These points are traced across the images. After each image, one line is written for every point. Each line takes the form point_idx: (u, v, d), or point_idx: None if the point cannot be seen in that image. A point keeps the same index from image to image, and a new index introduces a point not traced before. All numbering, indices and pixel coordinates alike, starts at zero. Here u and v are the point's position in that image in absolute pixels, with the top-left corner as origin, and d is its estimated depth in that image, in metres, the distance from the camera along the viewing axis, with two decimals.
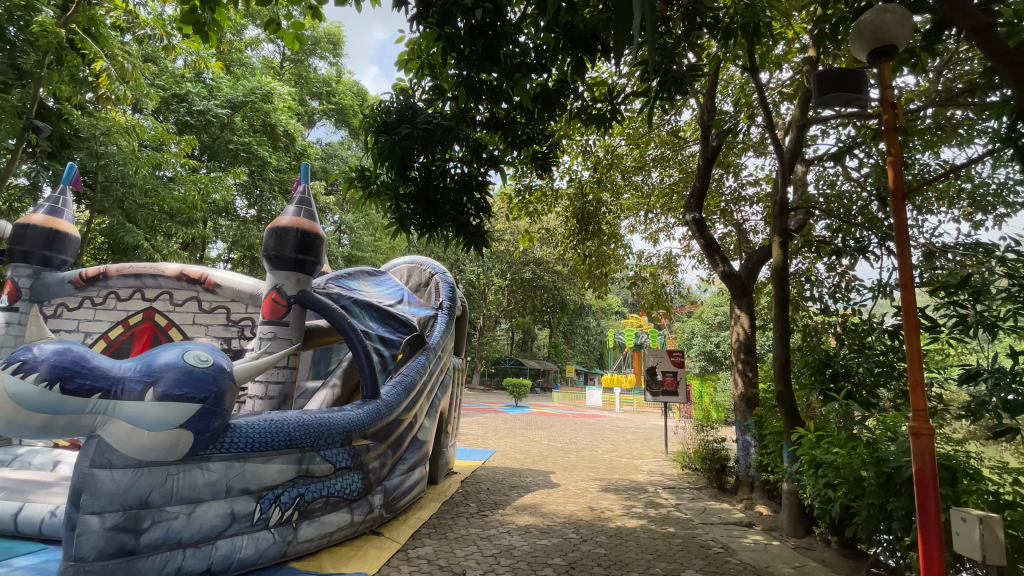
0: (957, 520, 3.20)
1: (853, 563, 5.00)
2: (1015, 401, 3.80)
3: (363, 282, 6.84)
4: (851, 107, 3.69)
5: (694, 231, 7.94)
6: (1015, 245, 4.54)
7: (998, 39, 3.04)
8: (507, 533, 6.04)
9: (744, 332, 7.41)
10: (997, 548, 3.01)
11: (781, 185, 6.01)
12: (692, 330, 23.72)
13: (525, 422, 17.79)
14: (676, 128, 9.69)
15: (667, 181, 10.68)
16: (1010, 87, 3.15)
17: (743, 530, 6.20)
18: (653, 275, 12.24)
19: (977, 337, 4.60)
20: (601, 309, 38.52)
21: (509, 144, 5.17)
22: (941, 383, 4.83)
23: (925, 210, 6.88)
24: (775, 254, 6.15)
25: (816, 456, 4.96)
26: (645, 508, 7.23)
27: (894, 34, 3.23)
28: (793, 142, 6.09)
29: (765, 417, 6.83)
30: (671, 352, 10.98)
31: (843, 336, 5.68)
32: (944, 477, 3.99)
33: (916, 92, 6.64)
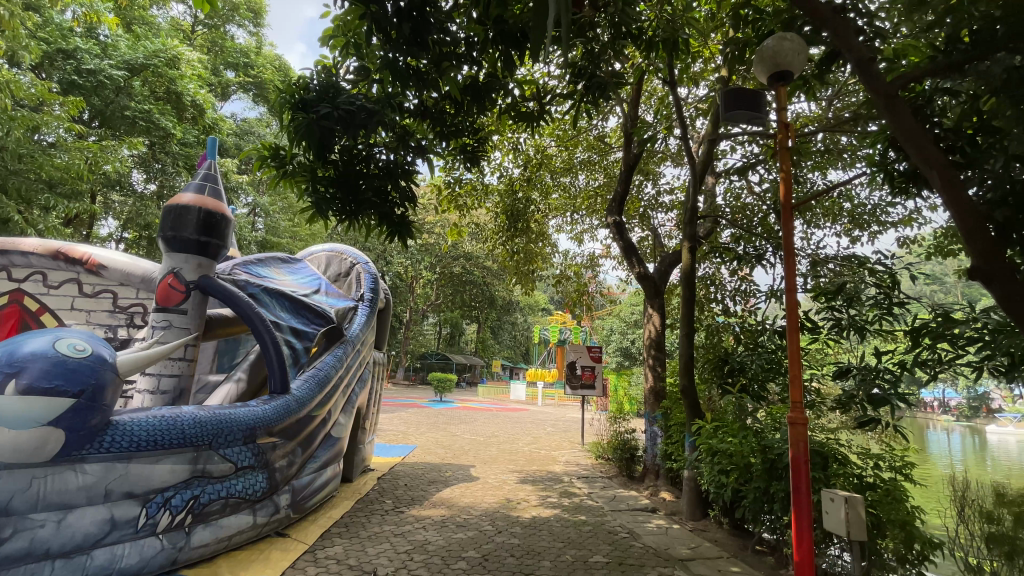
0: (827, 500, 3.60)
1: (740, 542, 5.49)
2: (877, 394, 4.36)
3: (276, 269, 6.43)
4: (751, 125, 4.00)
5: (614, 233, 8.29)
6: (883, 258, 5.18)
7: (876, 74, 3.39)
8: (422, 528, 5.96)
9: (655, 330, 7.86)
10: (860, 525, 3.40)
11: (693, 193, 6.43)
12: (611, 327, 24.82)
13: (448, 416, 17.72)
14: (603, 133, 10.04)
15: (593, 184, 11.03)
16: (885, 118, 3.40)
17: (647, 515, 6.59)
18: (577, 273, 12.62)
19: (849, 339, 5.19)
20: (529, 306, 39.20)
21: (437, 134, 5.04)
22: (819, 379, 5.42)
23: (814, 224, 7.67)
24: (684, 258, 6.57)
25: (713, 445, 5.39)
26: (559, 498, 7.47)
27: (789, 61, 3.55)
28: (704, 154, 6.54)
29: (671, 409, 7.30)
30: (590, 348, 11.39)
31: (740, 336, 6.18)
32: (818, 463, 4.49)
33: (811, 117, 7.37)
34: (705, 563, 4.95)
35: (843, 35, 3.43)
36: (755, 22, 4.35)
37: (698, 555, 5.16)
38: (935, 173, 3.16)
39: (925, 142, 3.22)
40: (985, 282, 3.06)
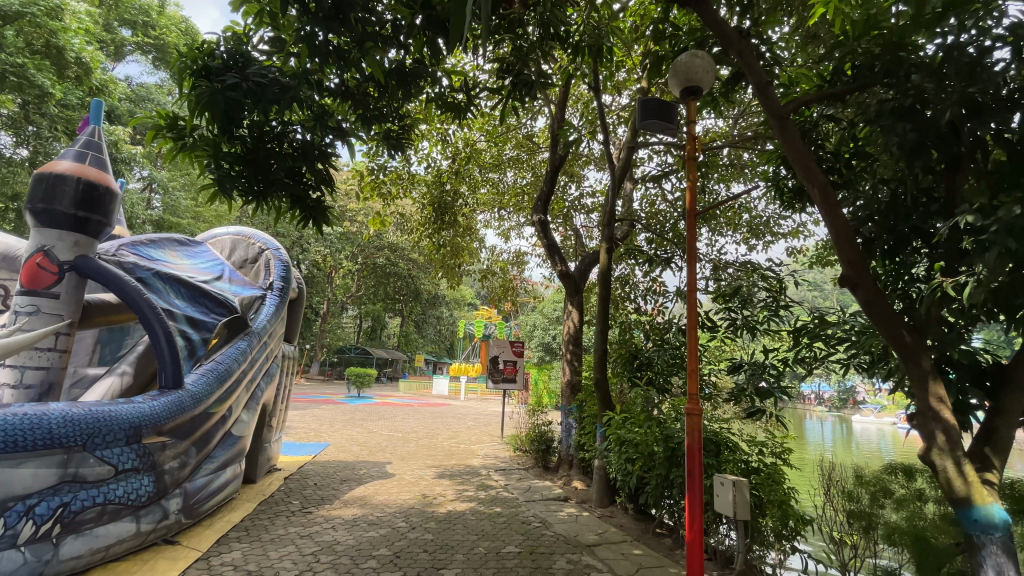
0: (718, 484, 3.93)
1: (642, 526, 5.85)
2: (763, 387, 4.86)
3: (171, 252, 5.86)
4: (664, 135, 4.22)
5: (538, 231, 8.45)
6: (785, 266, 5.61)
7: (773, 97, 3.73)
8: (331, 528, 5.73)
9: (573, 327, 8.15)
10: (744, 506, 3.76)
11: (612, 196, 6.72)
12: (534, 323, 25.43)
13: (366, 412, 17.17)
14: (531, 132, 10.19)
15: (520, 182, 11.15)
16: (778, 138, 3.74)
17: (559, 504, 6.83)
18: (502, 269, 12.74)
19: (742, 337, 5.71)
20: (455, 300, 38.98)
21: (359, 118, 4.81)
22: (716, 374, 5.91)
23: (718, 232, 8.34)
24: (602, 258, 6.86)
25: (621, 435, 5.70)
26: (476, 491, 7.53)
27: (699, 78, 3.79)
28: (624, 160, 6.87)
29: (585, 402, 7.61)
30: (512, 343, 11.52)
31: (649, 333, 6.57)
32: (712, 450, 4.89)
33: (719, 133, 7.98)
34: (609, 548, 5.21)
35: (747, 59, 3.74)
36: (671, 38, 4.62)
37: (604, 540, 5.43)
38: (816, 191, 3.51)
39: (810, 163, 3.57)
40: (852, 289, 3.40)
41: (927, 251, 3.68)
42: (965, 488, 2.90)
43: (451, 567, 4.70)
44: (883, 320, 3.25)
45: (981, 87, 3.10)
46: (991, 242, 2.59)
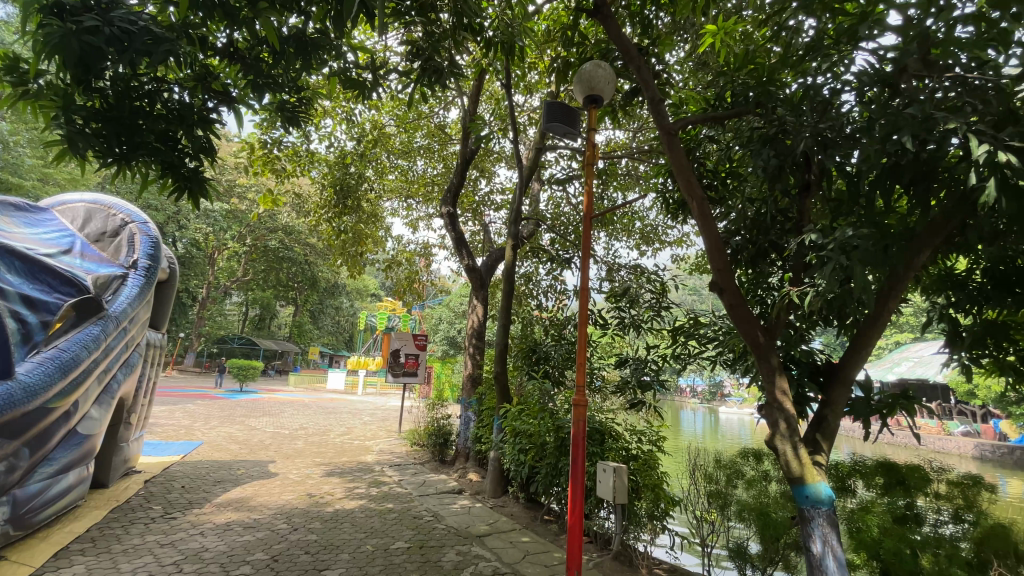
0: (601, 471, 4.20)
1: (531, 513, 6.08)
2: (645, 380, 5.38)
3: (3, 218, 4.92)
4: (565, 140, 4.37)
5: (446, 223, 8.36)
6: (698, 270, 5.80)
7: (664, 114, 4.05)
8: (198, 535, 5.20)
9: (477, 321, 8.22)
10: (622, 490, 4.06)
11: (519, 195, 6.84)
12: (439, 316, 25.17)
13: (250, 408, 15.86)
14: (444, 122, 10.07)
15: (431, 172, 10.95)
16: (666, 152, 4.06)
17: (453, 497, 6.86)
18: (408, 260, 12.44)
19: (630, 334, 6.16)
20: (357, 291, 37.35)
21: (249, 85, 4.27)
22: (605, 368, 6.31)
23: (615, 237, 8.89)
24: (507, 255, 6.97)
25: (516, 427, 5.87)
26: (367, 488, 7.29)
27: (600, 87, 3.99)
28: (531, 160, 7.05)
29: (485, 395, 7.70)
30: (415, 336, 11.29)
31: (549, 328, 6.81)
32: (596, 439, 5.23)
33: (620, 143, 8.48)
34: (499, 537, 5.34)
35: (644, 76, 4.01)
36: (578, 46, 4.79)
37: (494, 530, 5.55)
38: (695, 204, 3.87)
39: (691, 177, 3.92)
40: (719, 293, 3.80)
41: (780, 263, 4.21)
42: (800, 469, 3.33)
43: (334, 567, 4.51)
44: (743, 322, 3.67)
45: (830, 124, 3.48)
46: (829, 258, 3.00)
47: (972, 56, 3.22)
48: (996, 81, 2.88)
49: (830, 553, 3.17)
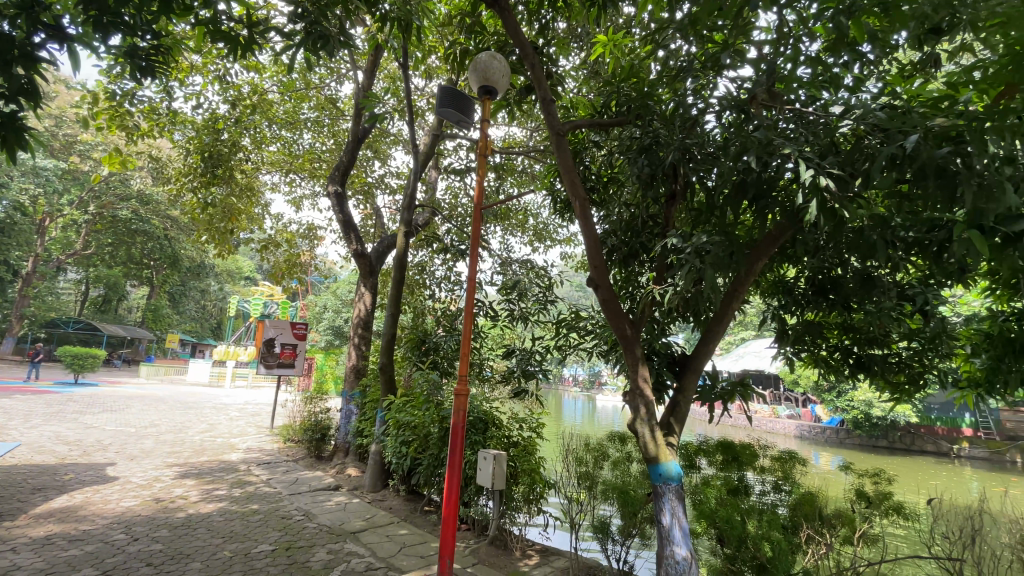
0: (481, 459, 4.26)
1: (411, 505, 5.99)
2: (530, 370, 5.54)
3: None
4: (458, 127, 4.31)
5: (333, 204, 7.83)
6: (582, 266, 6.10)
7: (554, 114, 4.19)
8: (5, 553, 4.32)
9: (364, 309, 7.86)
10: (501, 477, 4.16)
11: (414, 180, 6.61)
12: (324, 303, 23.62)
13: (85, 403, 13.55)
14: (336, 96, 9.43)
15: (319, 148, 10.19)
16: (554, 150, 4.19)
17: (328, 494, 6.51)
18: (289, 242, 11.49)
19: (518, 326, 6.30)
20: (229, 273, 33.72)
21: (89, 19, 3.55)
22: (492, 359, 6.40)
23: (510, 231, 9.03)
24: (398, 242, 6.73)
25: (399, 419, 5.74)
26: (229, 489, 6.62)
27: (495, 79, 4.00)
28: (428, 146, 6.87)
29: (368, 387, 7.42)
30: (293, 324, 10.46)
31: (440, 319, 6.72)
32: (479, 427, 5.27)
33: (518, 139, 8.62)
34: (374, 532, 5.18)
35: (538, 74, 4.09)
36: (478, 35, 4.75)
37: (370, 526, 5.37)
38: (577, 203, 4.07)
39: (575, 177, 4.10)
40: (595, 289, 4.04)
41: (650, 263, 4.60)
42: (656, 450, 3.69)
43: None
44: (614, 316, 3.95)
45: (695, 141, 3.87)
46: (687, 261, 3.35)
47: (809, 94, 3.77)
48: (825, 117, 3.39)
49: (677, 524, 3.55)
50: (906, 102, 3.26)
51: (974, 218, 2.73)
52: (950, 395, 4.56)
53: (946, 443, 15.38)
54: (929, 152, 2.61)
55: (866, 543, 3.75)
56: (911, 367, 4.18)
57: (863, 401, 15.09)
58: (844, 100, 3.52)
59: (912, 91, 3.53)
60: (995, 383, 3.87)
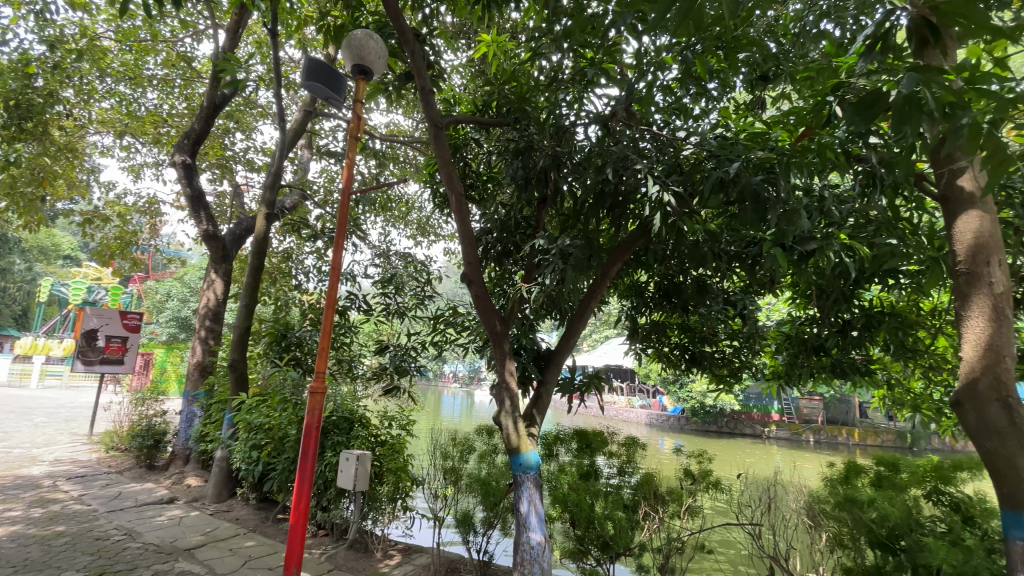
0: (343, 460, 4.02)
1: (262, 514, 5.49)
2: (402, 367, 5.36)
3: None
4: (327, 105, 4.02)
5: (181, 176, 6.84)
6: (459, 262, 6.09)
7: (433, 105, 4.11)
8: None
9: (215, 299, 7.01)
10: (364, 477, 3.99)
11: (279, 158, 5.97)
12: (168, 290, 20.59)
13: None
14: (191, 55, 8.27)
15: (167, 111, 8.85)
16: (432, 144, 4.11)
17: (160, 508, 5.69)
18: (123, 217, 9.81)
19: (392, 321, 6.06)
20: (40, 249, 27.84)
21: None
22: (363, 356, 6.10)
23: (388, 223, 8.71)
24: (258, 225, 6.09)
25: (250, 420, 5.21)
26: (24, 510, 5.45)
27: (370, 60, 3.81)
28: (298, 123, 6.31)
29: (216, 386, 6.65)
30: (124, 314, 8.92)
31: (305, 312, 6.21)
32: (343, 427, 4.99)
33: (401, 129, 8.36)
34: (215, 546, 4.65)
35: (417, 62, 3.96)
36: (357, 12, 4.47)
37: (211, 540, 4.80)
38: (454, 198, 4.04)
39: (452, 172, 4.07)
40: (468, 284, 4.06)
41: (521, 263, 4.75)
42: (517, 441, 3.81)
43: None
44: (485, 312, 4.00)
45: (565, 150, 4.09)
46: (552, 261, 3.52)
47: (664, 118, 4.17)
48: (675, 139, 3.77)
49: (533, 511, 3.69)
50: (736, 134, 3.79)
51: (779, 237, 3.24)
52: (760, 386, 5.40)
53: (760, 426, 18.30)
54: (747, 179, 3.06)
55: (692, 515, 4.29)
56: (732, 362, 4.87)
57: (701, 392, 17.33)
58: (690, 127, 4.00)
59: (742, 125, 4.10)
60: (791, 375, 4.68)
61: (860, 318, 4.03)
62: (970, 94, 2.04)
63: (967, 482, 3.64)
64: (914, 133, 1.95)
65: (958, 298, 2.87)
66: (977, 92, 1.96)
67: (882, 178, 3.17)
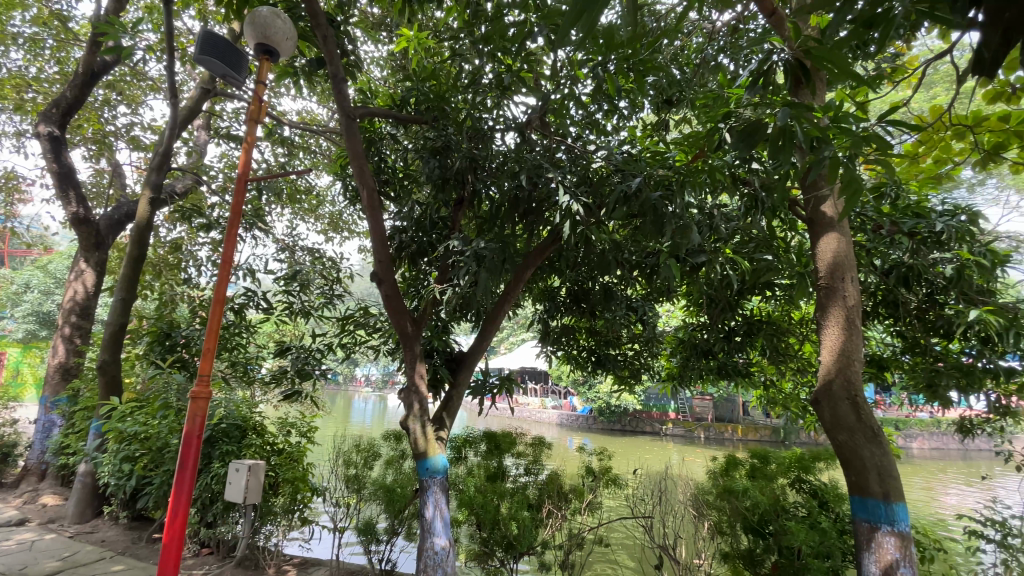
0: (232, 471, 3.68)
1: (134, 534, 4.91)
2: (306, 369, 4.88)
3: None
4: (226, 83, 3.68)
5: (46, 150, 5.95)
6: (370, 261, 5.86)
7: (345, 96, 3.92)
8: None
9: (84, 292, 6.17)
10: (256, 489, 3.68)
11: (169, 136, 5.34)
12: (26, 280, 17.81)
13: None
14: (65, 13, 7.24)
15: (31, 74, 7.67)
16: (343, 136, 3.92)
17: (2, 533, 4.89)
18: None
19: (296, 321, 5.68)
20: None
21: None
22: (262, 358, 5.66)
23: (297, 216, 8.22)
24: (140, 210, 5.44)
25: (122, 430, 4.64)
26: None
27: (277, 40, 3.55)
28: (193, 101, 5.72)
29: (83, 391, 5.86)
30: None
31: (195, 309, 5.64)
32: (234, 435, 4.59)
33: (315, 118, 7.93)
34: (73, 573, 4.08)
35: (328, 47, 3.74)
36: None
37: (69, 566, 4.21)
38: (365, 193, 3.88)
39: (364, 166, 3.91)
40: (377, 283, 3.94)
41: (434, 265, 4.71)
42: (425, 445, 3.74)
43: None
44: (394, 312, 3.90)
45: (481, 153, 4.10)
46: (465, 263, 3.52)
47: (578, 130, 4.31)
48: (587, 152, 3.92)
49: (438, 516, 3.64)
50: (641, 151, 4.02)
51: (676, 249, 3.48)
52: (659, 387, 5.77)
53: (659, 424, 19.52)
54: (647, 194, 3.27)
55: (592, 511, 4.47)
56: (634, 364, 5.18)
57: (608, 392, 18.18)
58: (600, 141, 4.19)
59: (649, 143, 4.36)
60: (684, 376, 5.09)
61: (742, 326, 4.51)
62: (832, 132, 2.29)
63: (823, 470, 4.15)
64: (787, 160, 2.15)
65: (819, 309, 3.26)
66: (839, 129, 2.20)
67: (763, 201, 3.52)
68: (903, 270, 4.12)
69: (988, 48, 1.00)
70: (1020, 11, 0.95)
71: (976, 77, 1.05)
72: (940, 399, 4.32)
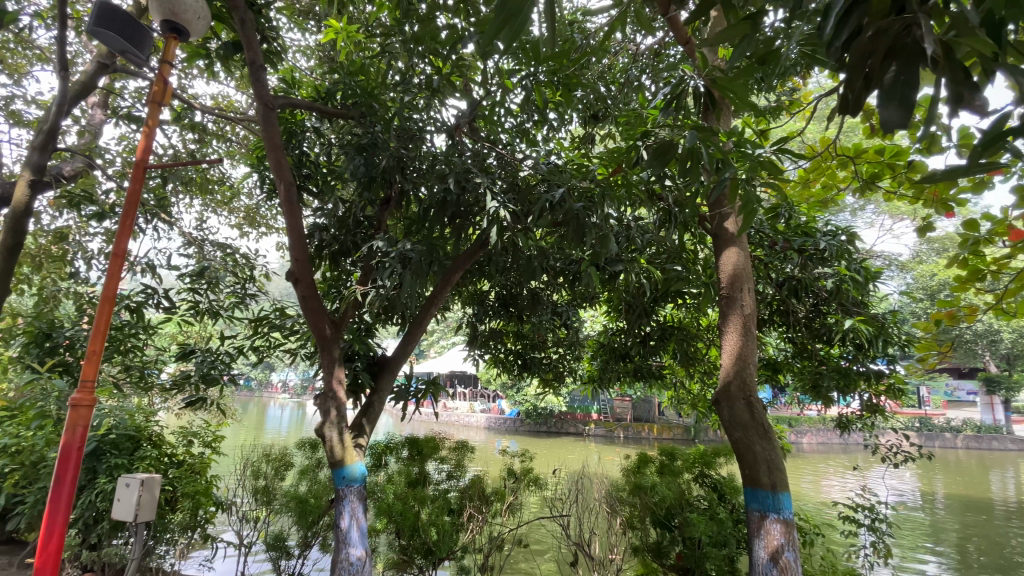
0: (120, 487, 3.33)
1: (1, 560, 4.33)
2: (211, 373, 4.49)
3: None
4: (126, 60, 3.33)
5: None
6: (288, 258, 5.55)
7: (265, 85, 3.71)
8: None
9: None
10: (149, 506, 3.35)
11: (56, 112, 4.73)
12: None
13: None
14: None
15: None
16: (260, 126, 3.71)
17: None
18: None
19: (202, 322, 5.27)
20: None
21: None
22: (162, 362, 5.18)
23: (208, 208, 7.64)
24: (17, 193, 4.80)
25: None
26: None
27: (187, 19, 3.24)
28: (87, 75, 5.12)
29: None
30: None
31: (81, 306, 5.03)
32: (125, 447, 4.17)
33: (232, 105, 7.43)
34: None
35: (246, 32, 3.54)
36: None
37: None
38: (282, 187, 3.69)
39: (282, 160, 3.73)
40: (293, 283, 3.76)
41: (356, 266, 4.61)
42: (341, 453, 3.61)
43: None
44: (312, 313, 3.74)
45: (409, 155, 4.04)
46: (388, 265, 3.46)
47: (508, 137, 4.38)
48: (514, 161, 4.00)
49: (354, 525, 3.49)
50: (567, 162, 4.17)
51: (596, 258, 3.64)
52: (581, 389, 5.96)
53: (581, 425, 20.13)
54: (569, 205, 3.40)
55: (512, 512, 4.54)
56: (557, 367, 5.33)
57: (534, 395, 18.48)
58: (528, 150, 4.30)
59: (575, 155, 4.52)
60: (603, 379, 5.29)
61: (656, 331, 4.81)
62: (735, 155, 2.49)
63: (723, 465, 4.51)
64: (694, 176, 2.30)
65: (720, 316, 3.56)
66: (738, 152, 2.40)
67: (676, 215, 3.76)
68: (794, 282, 4.61)
69: (853, 87, 1.14)
70: (880, 58, 1.10)
71: (844, 116, 1.22)
72: (823, 398, 4.84)
